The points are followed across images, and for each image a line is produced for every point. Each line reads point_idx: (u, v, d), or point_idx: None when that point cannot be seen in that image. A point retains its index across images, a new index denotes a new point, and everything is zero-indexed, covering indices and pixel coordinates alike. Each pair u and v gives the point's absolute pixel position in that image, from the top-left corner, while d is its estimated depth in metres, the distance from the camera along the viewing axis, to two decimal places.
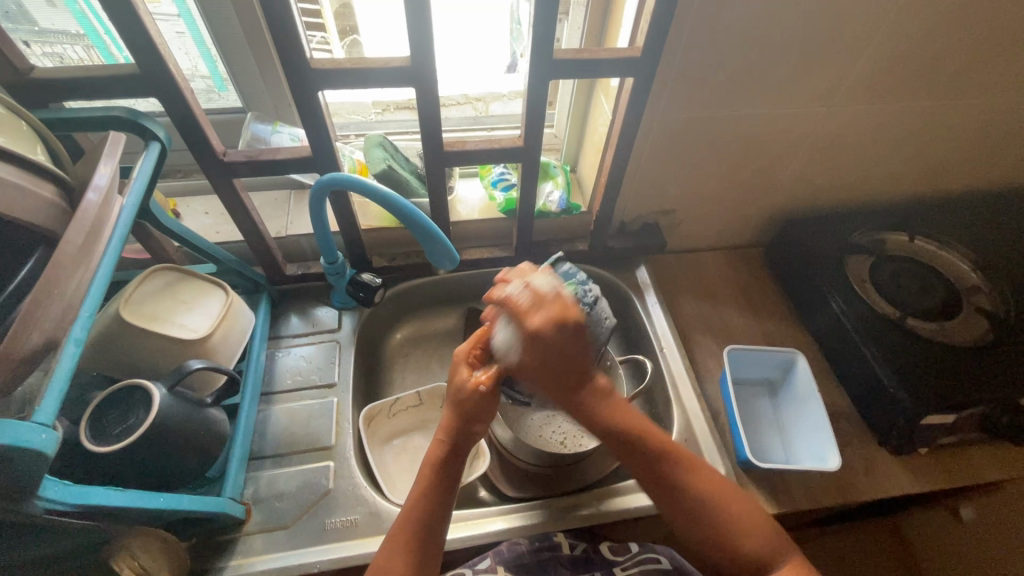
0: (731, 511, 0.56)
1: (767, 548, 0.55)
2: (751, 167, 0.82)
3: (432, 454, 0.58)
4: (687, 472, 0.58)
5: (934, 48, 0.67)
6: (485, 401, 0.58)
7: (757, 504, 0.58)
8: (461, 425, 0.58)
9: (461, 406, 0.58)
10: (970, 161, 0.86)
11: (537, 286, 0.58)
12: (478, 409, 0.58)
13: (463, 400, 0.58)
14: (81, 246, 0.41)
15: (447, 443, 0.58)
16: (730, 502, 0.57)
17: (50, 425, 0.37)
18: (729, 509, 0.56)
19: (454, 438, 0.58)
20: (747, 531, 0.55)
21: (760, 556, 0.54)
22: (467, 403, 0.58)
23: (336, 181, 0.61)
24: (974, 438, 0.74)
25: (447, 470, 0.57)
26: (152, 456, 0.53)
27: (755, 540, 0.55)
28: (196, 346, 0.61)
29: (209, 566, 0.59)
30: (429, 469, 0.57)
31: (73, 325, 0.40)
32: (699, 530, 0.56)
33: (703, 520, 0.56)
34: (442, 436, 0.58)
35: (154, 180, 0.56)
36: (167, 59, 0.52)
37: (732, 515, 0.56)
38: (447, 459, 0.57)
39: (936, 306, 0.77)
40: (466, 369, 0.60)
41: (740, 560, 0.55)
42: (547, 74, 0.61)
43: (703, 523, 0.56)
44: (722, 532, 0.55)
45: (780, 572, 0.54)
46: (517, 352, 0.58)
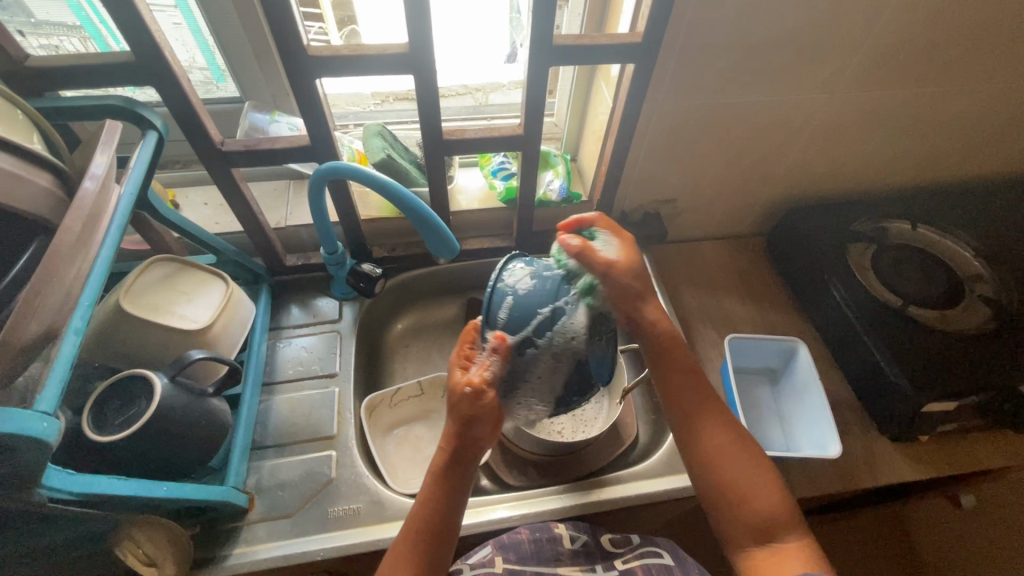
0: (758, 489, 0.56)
1: (774, 514, 0.55)
2: (753, 155, 0.81)
3: (437, 461, 0.55)
4: (710, 427, 0.59)
5: (940, 33, 0.66)
6: (483, 404, 0.49)
7: (770, 468, 0.57)
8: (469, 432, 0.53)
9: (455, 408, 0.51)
10: (974, 148, 0.86)
11: (603, 246, 0.56)
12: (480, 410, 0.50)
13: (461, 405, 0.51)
14: (79, 236, 0.41)
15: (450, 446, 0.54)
16: (741, 456, 0.57)
17: (51, 414, 0.37)
18: (736, 466, 0.57)
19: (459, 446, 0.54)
20: (753, 493, 0.56)
21: (775, 525, 0.54)
22: (467, 408, 0.50)
23: (335, 171, 0.61)
24: (976, 426, 0.74)
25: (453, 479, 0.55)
26: (154, 445, 0.53)
27: (763, 501, 0.55)
28: (197, 337, 0.61)
29: (214, 554, 0.60)
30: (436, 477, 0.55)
31: (71, 316, 0.40)
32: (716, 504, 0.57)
33: (724, 486, 0.56)
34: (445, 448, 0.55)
35: (152, 170, 0.56)
36: (164, 47, 0.52)
37: (741, 476, 0.56)
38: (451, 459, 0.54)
39: (939, 294, 0.76)
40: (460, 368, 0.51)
41: (754, 528, 0.55)
42: (547, 61, 0.60)
43: (716, 477, 0.57)
44: (734, 490, 0.56)
45: (792, 545, 0.53)
46: (616, 255, 0.56)
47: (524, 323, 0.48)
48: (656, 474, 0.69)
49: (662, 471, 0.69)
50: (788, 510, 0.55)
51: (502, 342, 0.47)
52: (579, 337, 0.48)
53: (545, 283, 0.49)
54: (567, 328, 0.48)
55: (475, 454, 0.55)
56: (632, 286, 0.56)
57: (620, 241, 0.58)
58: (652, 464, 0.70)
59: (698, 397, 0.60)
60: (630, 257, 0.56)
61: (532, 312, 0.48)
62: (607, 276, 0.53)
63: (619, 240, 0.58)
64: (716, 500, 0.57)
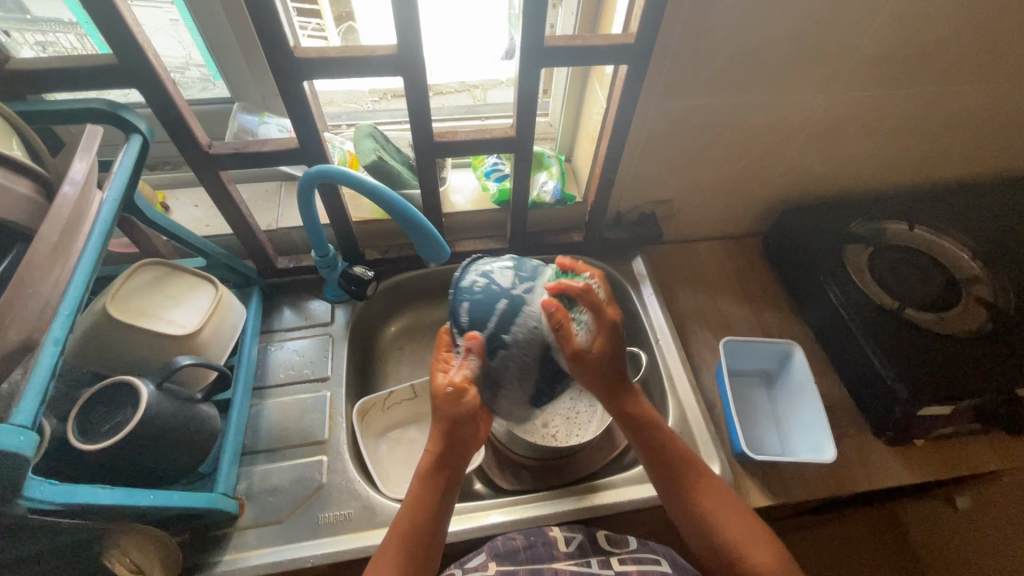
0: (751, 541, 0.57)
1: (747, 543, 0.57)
2: (749, 156, 0.80)
3: (423, 464, 0.57)
4: (708, 482, 0.60)
5: (937, 33, 0.65)
6: (464, 403, 0.55)
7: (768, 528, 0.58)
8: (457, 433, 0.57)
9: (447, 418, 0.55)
10: (972, 148, 0.85)
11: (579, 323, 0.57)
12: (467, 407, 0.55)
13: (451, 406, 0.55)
14: (57, 244, 0.40)
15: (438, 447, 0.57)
16: (714, 491, 0.60)
17: (29, 427, 0.36)
18: (714, 502, 0.59)
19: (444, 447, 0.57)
20: (732, 531, 0.57)
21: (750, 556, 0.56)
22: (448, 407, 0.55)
23: (324, 173, 0.60)
24: (971, 429, 0.73)
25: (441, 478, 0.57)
26: (141, 453, 0.53)
27: (760, 556, 0.56)
28: (186, 342, 0.61)
29: (203, 561, 0.59)
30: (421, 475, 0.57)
31: (51, 325, 0.39)
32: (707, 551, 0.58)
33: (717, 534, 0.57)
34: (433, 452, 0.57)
35: (137, 173, 0.55)
36: (147, 48, 0.51)
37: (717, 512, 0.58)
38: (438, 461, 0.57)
39: (935, 297, 0.76)
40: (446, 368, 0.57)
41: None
42: (538, 62, 0.59)
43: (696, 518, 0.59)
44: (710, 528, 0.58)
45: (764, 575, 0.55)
46: (589, 339, 0.58)
47: (487, 318, 0.54)
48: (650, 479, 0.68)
49: None
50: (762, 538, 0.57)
51: (475, 341, 0.54)
52: (539, 325, 0.54)
53: (498, 282, 0.55)
54: (527, 318, 0.54)
55: (459, 460, 0.58)
56: (602, 366, 0.59)
57: (599, 320, 0.58)
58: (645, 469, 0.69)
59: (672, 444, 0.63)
60: (604, 338, 0.58)
61: (491, 307, 0.54)
62: (576, 356, 0.56)
63: (598, 312, 0.57)
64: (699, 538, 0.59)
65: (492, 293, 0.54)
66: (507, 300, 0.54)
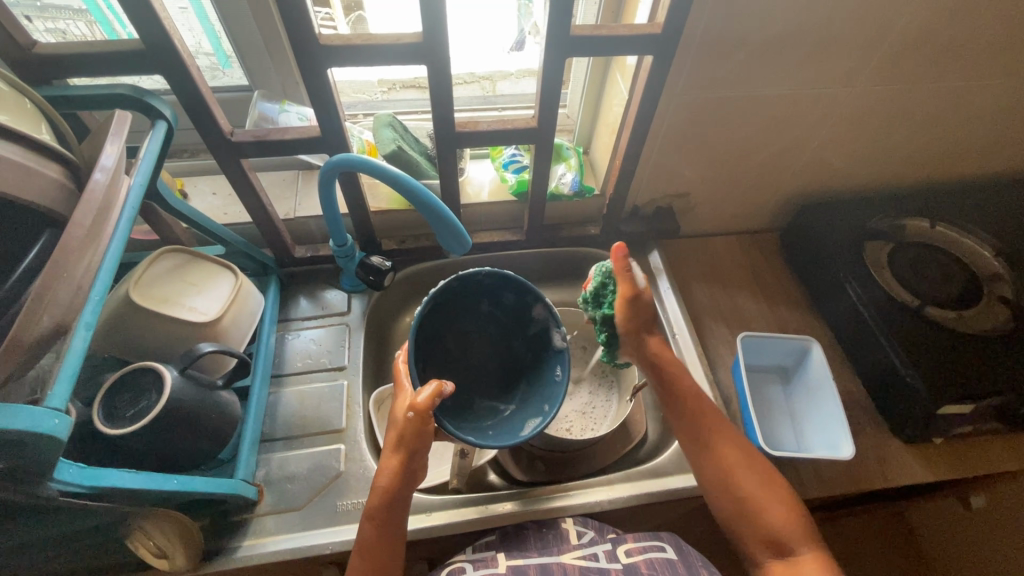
0: (768, 504, 0.56)
1: (783, 517, 0.55)
2: (769, 149, 0.79)
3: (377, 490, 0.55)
4: (721, 445, 0.60)
5: (968, 27, 0.64)
6: (423, 429, 0.53)
7: (782, 484, 0.58)
8: (401, 475, 0.54)
9: (400, 440, 0.54)
10: (999, 144, 0.83)
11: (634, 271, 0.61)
12: (413, 440, 0.53)
13: (406, 437, 0.53)
14: (88, 230, 0.40)
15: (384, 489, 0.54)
16: (737, 460, 0.59)
17: (62, 410, 0.36)
18: (748, 479, 0.57)
19: (387, 486, 0.54)
20: (766, 503, 0.56)
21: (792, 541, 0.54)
22: (408, 432, 0.53)
23: (347, 162, 0.60)
24: (991, 428, 0.73)
25: (381, 529, 0.54)
26: (165, 438, 0.53)
27: (774, 515, 0.55)
28: (206, 329, 0.61)
29: (222, 545, 0.60)
30: (371, 521, 0.54)
31: (82, 310, 0.40)
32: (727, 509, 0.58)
33: (732, 492, 0.57)
34: (375, 505, 0.54)
35: (162, 160, 0.55)
36: (173, 34, 0.51)
37: (748, 487, 0.57)
38: (385, 509, 0.54)
39: (956, 294, 0.75)
40: (427, 403, 0.53)
41: (769, 534, 0.55)
42: (563, 52, 0.58)
43: (730, 496, 0.57)
44: (747, 499, 0.57)
45: (802, 554, 0.54)
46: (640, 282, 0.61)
47: (460, 424, 0.58)
48: (665, 473, 0.68)
49: (671, 469, 0.68)
50: (795, 513, 0.56)
51: (438, 395, 0.53)
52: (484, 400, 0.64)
53: (523, 430, 0.58)
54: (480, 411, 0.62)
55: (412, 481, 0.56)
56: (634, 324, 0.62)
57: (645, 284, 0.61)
58: (661, 463, 0.69)
59: (699, 412, 0.61)
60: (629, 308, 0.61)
61: (474, 429, 0.58)
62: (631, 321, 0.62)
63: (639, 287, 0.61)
64: (732, 516, 0.57)
65: (473, 429, 0.58)
66: (492, 428, 0.59)
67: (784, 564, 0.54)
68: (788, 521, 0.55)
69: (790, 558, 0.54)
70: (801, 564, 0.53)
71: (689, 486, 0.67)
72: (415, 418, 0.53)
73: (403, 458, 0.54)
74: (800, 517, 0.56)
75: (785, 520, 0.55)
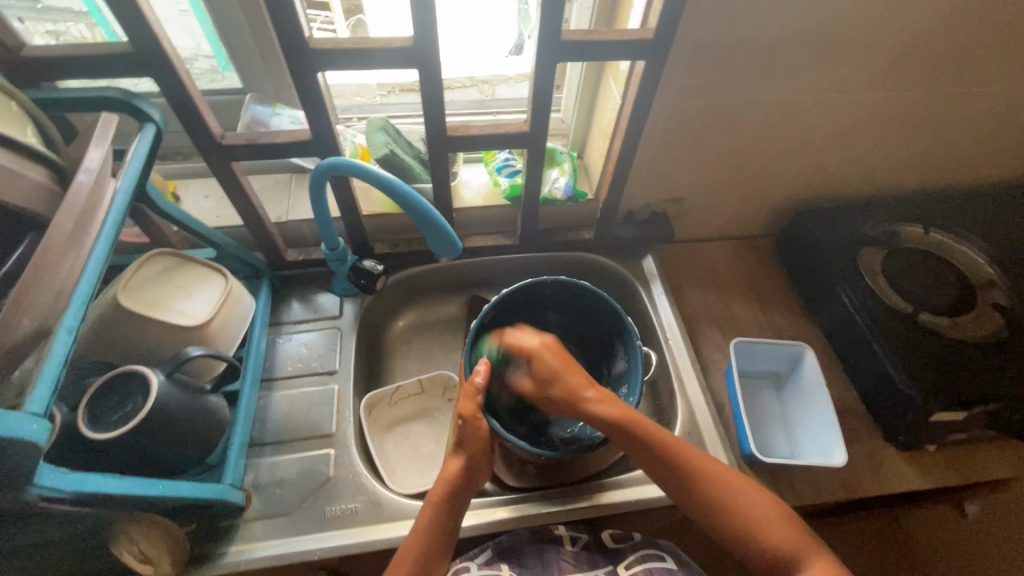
0: (750, 513, 0.56)
1: (783, 543, 0.54)
2: (762, 155, 0.79)
3: (439, 486, 0.58)
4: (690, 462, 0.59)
5: (959, 34, 0.64)
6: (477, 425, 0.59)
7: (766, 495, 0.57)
8: (462, 472, 0.58)
9: (461, 439, 0.59)
10: (992, 151, 0.83)
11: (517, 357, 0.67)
12: (472, 439, 0.59)
13: (468, 438, 0.59)
14: (70, 233, 0.40)
15: (448, 481, 0.58)
16: (707, 468, 0.58)
17: (42, 415, 0.36)
18: (721, 491, 0.57)
19: (454, 481, 0.58)
20: (758, 522, 0.55)
21: (780, 550, 0.54)
22: (464, 434, 0.59)
23: (338, 166, 0.60)
24: (984, 435, 0.73)
25: (446, 524, 0.57)
26: (151, 443, 0.53)
27: (763, 530, 0.55)
28: (196, 333, 0.61)
29: (209, 551, 0.59)
30: (433, 510, 0.57)
31: (64, 314, 0.39)
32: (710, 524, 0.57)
33: (712, 508, 0.57)
34: (436, 494, 0.58)
35: (151, 163, 0.55)
36: (163, 37, 0.50)
37: (724, 496, 0.57)
38: (449, 497, 0.57)
39: (950, 301, 0.75)
40: (471, 403, 0.59)
41: (760, 552, 0.55)
42: (555, 56, 0.58)
43: (713, 514, 0.57)
44: (732, 526, 0.56)
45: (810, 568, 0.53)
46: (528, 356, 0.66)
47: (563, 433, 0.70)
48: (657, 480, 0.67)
49: None
50: (789, 522, 0.56)
51: (483, 375, 0.60)
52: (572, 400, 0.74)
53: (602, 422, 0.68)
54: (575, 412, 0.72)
55: (471, 482, 0.59)
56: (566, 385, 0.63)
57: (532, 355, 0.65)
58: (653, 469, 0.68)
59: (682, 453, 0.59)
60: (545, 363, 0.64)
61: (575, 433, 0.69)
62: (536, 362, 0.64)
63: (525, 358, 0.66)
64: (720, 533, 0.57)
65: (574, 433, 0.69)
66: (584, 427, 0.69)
67: None
68: (785, 533, 0.55)
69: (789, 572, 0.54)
70: None
71: None
72: (466, 421, 0.59)
73: (467, 450, 0.59)
74: (793, 526, 0.56)
75: (779, 537, 0.55)
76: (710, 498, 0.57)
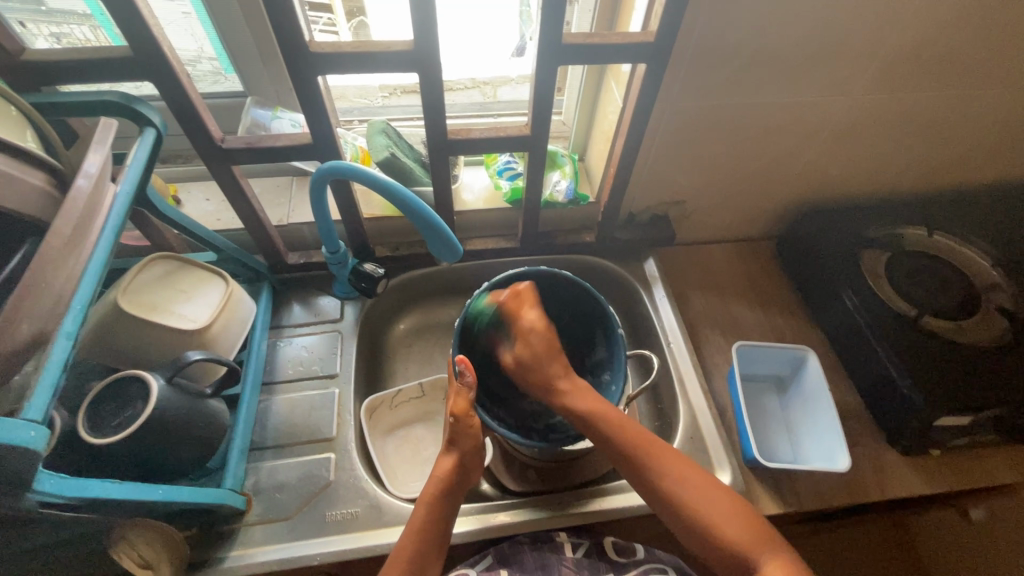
0: (709, 508, 0.56)
1: (740, 539, 0.54)
2: (764, 158, 0.79)
3: (431, 485, 0.58)
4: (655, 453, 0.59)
5: (962, 37, 0.64)
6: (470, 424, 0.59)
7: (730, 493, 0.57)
8: (456, 469, 0.59)
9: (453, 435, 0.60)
10: (996, 153, 0.83)
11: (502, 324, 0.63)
12: (464, 436, 0.59)
13: (460, 436, 0.59)
14: (69, 239, 0.40)
15: (442, 479, 0.58)
16: (671, 461, 0.59)
17: (39, 421, 0.36)
18: (683, 483, 0.57)
19: (443, 477, 0.58)
20: (718, 517, 0.55)
21: (735, 546, 0.54)
22: (456, 432, 0.59)
23: (337, 169, 0.60)
24: (989, 440, 0.72)
25: (442, 520, 0.57)
26: (151, 447, 0.53)
27: (722, 525, 0.55)
28: (196, 337, 0.61)
29: (209, 556, 0.59)
30: (427, 510, 0.57)
31: (63, 320, 0.39)
32: (665, 512, 0.57)
33: (670, 498, 0.57)
34: (431, 492, 0.58)
35: (151, 167, 0.55)
36: (163, 42, 0.50)
37: (687, 488, 0.57)
38: (441, 496, 0.58)
39: (954, 304, 0.74)
40: (462, 402, 0.58)
41: (719, 546, 0.55)
42: (556, 59, 0.58)
43: (667, 503, 0.57)
44: (688, 518, 0.56)
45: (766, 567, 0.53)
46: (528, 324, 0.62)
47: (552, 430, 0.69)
48: None
49: None
50: (750, 523, 0.55)
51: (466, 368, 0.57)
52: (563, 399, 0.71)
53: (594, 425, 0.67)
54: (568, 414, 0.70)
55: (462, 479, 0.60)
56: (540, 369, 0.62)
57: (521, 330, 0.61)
58: None
59: (659, 458, 0.59)
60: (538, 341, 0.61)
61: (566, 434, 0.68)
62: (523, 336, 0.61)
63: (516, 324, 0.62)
64: (676, 523, 0.57)
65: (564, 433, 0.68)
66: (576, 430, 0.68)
67: None
68: (745, 531, 0.55)
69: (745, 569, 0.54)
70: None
71: None
72: (458, 420, 0.59)
73: (460, 450, 0.60)
74: (754, 524, 0.55)
75: (737, 534, 0.54)
76: (670, 487, 0.57)
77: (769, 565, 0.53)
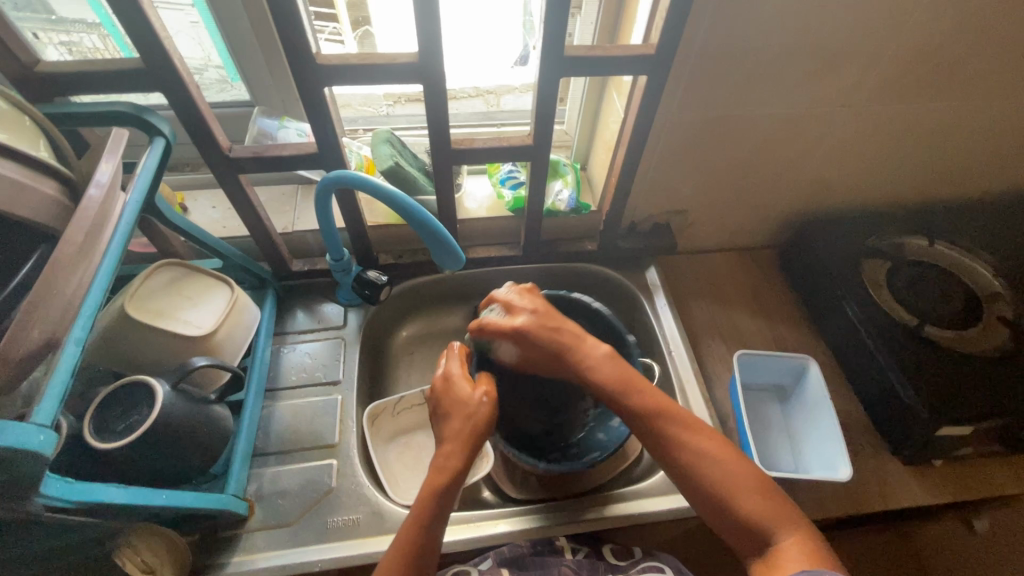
0: (724, 477, 0.54)
1: (759, 512, 0.53)
2: (765, 167, 0.79)
3: (428, 486, 0.54)
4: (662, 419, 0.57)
5: (960, 49, 0.65)
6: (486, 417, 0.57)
7: (748, 466, 0.55)
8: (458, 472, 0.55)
9: (465, 432, 0.56)
10: (996, 164, 0.83)
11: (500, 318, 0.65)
12: (479, 433, 0.57)
13: (473, 433, 0.56)
14: (81, 246, 0.41)
15: (446, 481, 0.54)
16: (681, 427, 0.57)
17: (48, 426, 0.36)
18: (695, 449, 0.56)
19: (446, 479, 0.54)
20: (734, 489, 0.54)
21: (756, 520, 0.52)
22: (471, 428, 0.56)
23: (342, 179, 0.61)
24: (993, 451, 0.72)
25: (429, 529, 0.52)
26: (155, 452, 0.53)
27: (739, 500, 0.53)
28: (201, 343, 0.61)
29: (211, 562, 0.60)
30: (419, 514, 0.53)
31: (73, 325, 0.40)
32: (676, 476, 0.56)
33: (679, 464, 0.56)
34: (426, 499, 0.53)
35: (160, 176, 0.56)
36: (173, 54, 0.52)
37: (697, 456, 0.55)
38: (439, 500, 0.53)
39: (955, 314, 0.74)
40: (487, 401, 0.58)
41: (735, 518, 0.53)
42: (559, 70, 0.59)
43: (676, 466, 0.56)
44: (701, 486, 0.55)
45: (782, 542, 0.51)
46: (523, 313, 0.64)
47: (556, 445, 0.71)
48: (660, 493, 0.67)
49: (668, 489, 0.67)
50: (769, 498, 0.53)
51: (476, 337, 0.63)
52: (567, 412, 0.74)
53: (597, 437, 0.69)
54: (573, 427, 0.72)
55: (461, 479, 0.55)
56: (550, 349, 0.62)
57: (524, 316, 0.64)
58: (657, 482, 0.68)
59: (680, 429, 0.57)
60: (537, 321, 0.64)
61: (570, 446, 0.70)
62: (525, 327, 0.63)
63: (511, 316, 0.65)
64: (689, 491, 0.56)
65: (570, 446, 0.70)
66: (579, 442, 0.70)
67: (765, 558, 0.52)
68: (763, 505, 0.53)
69: (763, 541, 0.52)
70: (785, 552, 0.51)
71: (683, 507, 0.66)
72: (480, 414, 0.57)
73: (468, 450, 0.55)
74: (774, 502, 0.53)
75: (756, 507, 0.53)
76: (679, 450, 0.56)
77: (787, 540, 0.51)
